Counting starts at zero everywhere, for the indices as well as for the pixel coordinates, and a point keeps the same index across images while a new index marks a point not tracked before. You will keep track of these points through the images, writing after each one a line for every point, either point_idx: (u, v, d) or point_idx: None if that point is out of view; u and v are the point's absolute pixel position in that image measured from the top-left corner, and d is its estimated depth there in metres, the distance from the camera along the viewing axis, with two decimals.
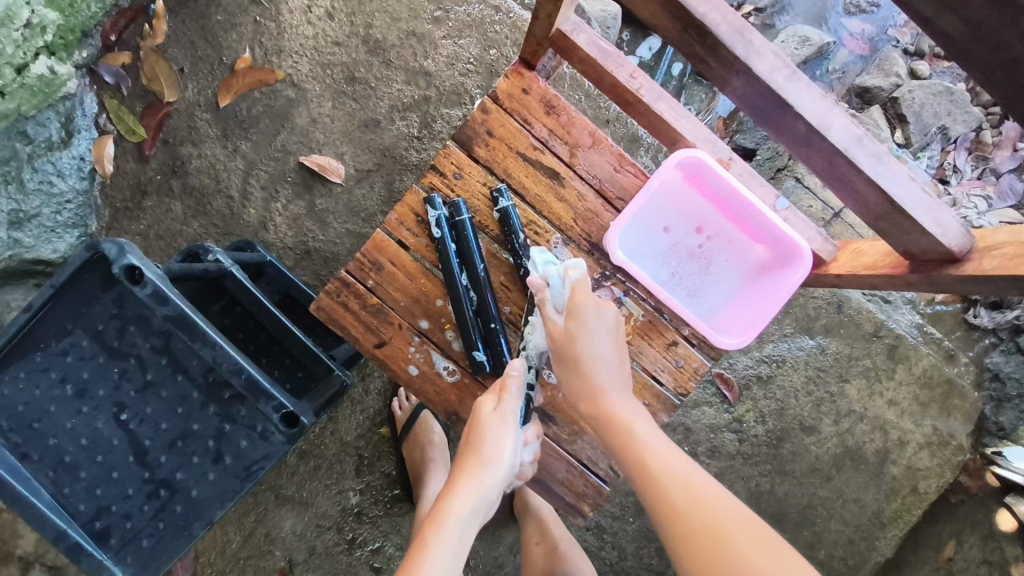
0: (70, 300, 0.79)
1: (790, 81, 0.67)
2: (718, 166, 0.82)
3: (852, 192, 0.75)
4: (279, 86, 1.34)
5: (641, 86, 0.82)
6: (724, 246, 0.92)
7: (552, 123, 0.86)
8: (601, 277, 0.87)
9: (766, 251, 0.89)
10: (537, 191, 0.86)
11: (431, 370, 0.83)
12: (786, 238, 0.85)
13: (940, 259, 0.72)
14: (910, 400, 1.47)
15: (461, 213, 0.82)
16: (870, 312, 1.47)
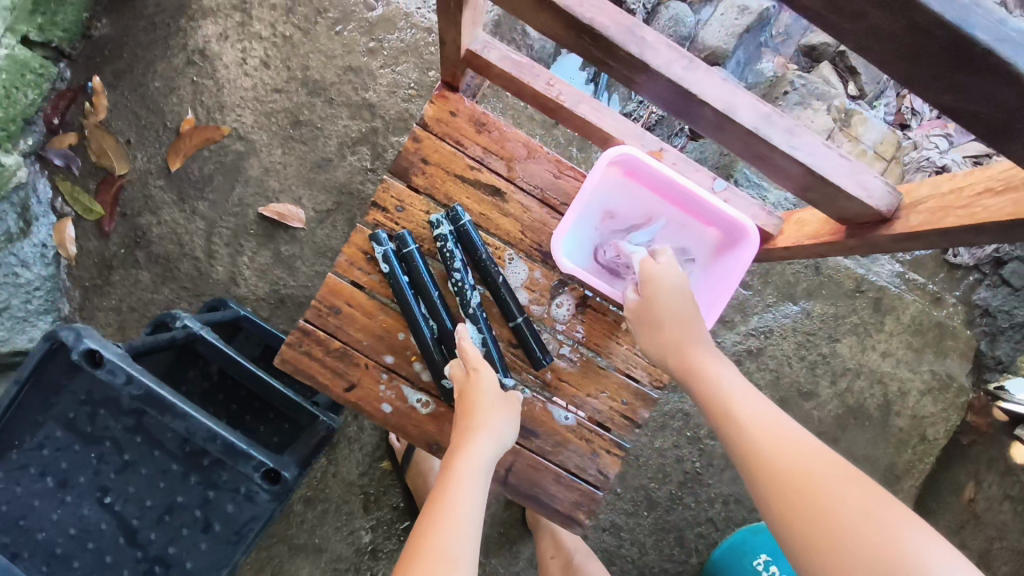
0: (35, 393, 0.79)
1: (689, 72, 0.67)
2: (650, 158, 0.83)
3: (775, 169, 0.75)
4: (226, 141, 1.34)
5: (560, 93, 0.82)
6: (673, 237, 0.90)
7: (485, 141, 0.86)
8: (559, 284, 0.87)
9: (715, 234, 0.88)
10: (481, 211, 0.86)
11: (404, 405, 0.83)
12: (730, 218, 0.84)
13: (872, 221, 0.73)
14: (904, 349, 1.46)
15: (407, 245, 0.82)
16: (849, 269, 1.46)
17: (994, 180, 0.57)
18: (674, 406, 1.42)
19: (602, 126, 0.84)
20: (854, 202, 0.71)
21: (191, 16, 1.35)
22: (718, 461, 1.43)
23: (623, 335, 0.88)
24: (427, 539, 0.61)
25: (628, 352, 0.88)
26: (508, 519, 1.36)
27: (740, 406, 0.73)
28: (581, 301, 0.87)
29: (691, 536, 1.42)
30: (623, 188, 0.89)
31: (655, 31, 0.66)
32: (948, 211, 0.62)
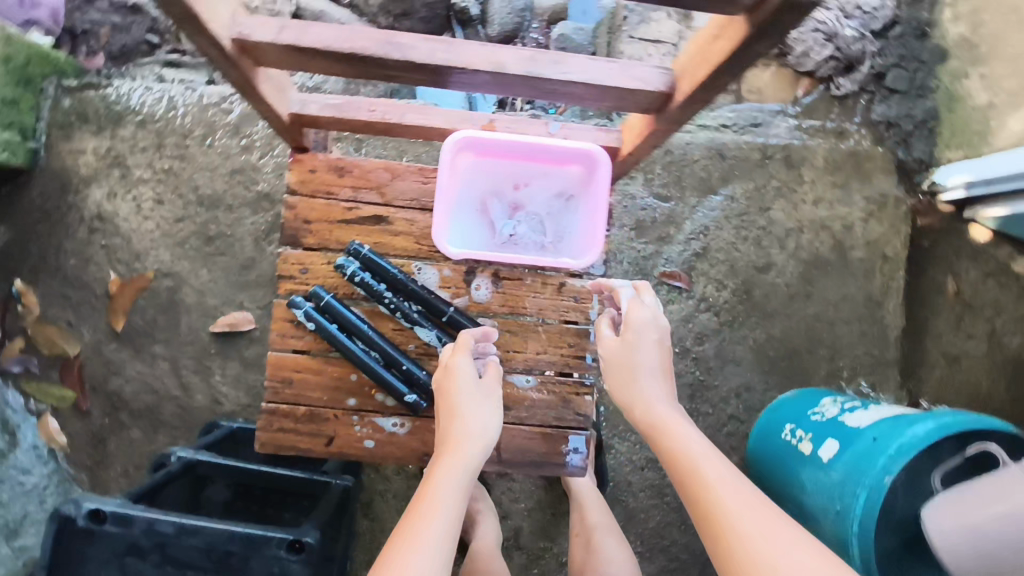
0: (62, 570, 0.84)
1: (449, 52, 0.71)
2: (483, 132, 0.89)
3: (569, 98, 0.79)
4: (155, 283, 1.40)
5: (384, 113, 0.89)
6: (541, 189, 0.99)
7: (351, 180, 0.93)
8: (468, 274, 0.95)
9: (575, 167, 0.96)
10: (375, 240, 0.92)
11: (382, 434, 0.88)
12: (572, 149, 0.91)
13: (663, 99, 0.78)
14: (831, 190, 1.53)
15: (323, 298, 0.88)
16: (750, 142, 1.52)
17: (717, 33, 0.64)
18: None
19: (435, 125, 0.91)
20: (640, 95, 0.76)
21: (75, 189, 1.41)
22: (714, 362, 1.49)
23: (542, 289, 0.96)
24: (396, 542, 0.67)
25: (552, 301, 0.96)
26: (556, 499, 1.44)
27: (700, 456, 0.77)
28: (493, 281, 0.95)
29: (721, 437, 1.48)
30: (479, 164, 0.98)
31: (404, 31, 0.70)
32: (702, 70, 0.68)
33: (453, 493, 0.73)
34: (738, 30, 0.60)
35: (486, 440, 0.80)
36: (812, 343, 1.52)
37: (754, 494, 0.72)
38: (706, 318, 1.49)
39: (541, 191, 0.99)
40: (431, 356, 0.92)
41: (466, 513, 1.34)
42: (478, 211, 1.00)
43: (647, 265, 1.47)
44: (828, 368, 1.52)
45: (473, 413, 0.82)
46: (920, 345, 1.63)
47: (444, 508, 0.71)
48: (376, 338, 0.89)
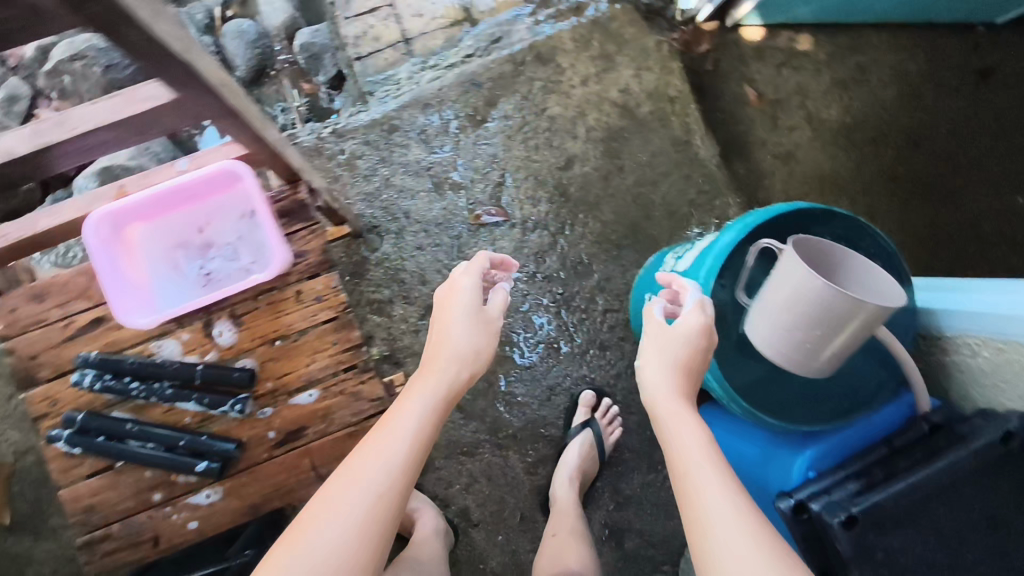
0: None
1: None
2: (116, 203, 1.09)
3: (104, 147, 0.88)
4: (25, 462, 1.41)
5: (35, 226, 1.05)
6: (221, 223, 1.23)
7: (59, 296, 1.13)
8: (217, 321, 1.14)
9: (226, 195, 1.20)
10: (110, 341, 1.13)
11: (197, 508, 1.08)
12: (202, 176, 1.12)
13: (178, 113, 0.84)
14: (592, 64, 1.52)
15: (75, 418, 1.08)
16: (498, 58, 1.51)
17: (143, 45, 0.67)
18: None
19: (71, 220, 1.08)
20: (166, 110, 0.84)
21: None
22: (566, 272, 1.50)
23: (284, 306, 1.15)
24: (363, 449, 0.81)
25: (299, 313, 1.15)
26: (486, 464, 1.48)
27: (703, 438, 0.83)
28: (233, 322, 1.14)
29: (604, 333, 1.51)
30: (150, 234, 1.20)
31: None
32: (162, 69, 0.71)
33: (415, 415, 0.85)
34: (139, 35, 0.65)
35: (467, 355, 0.92)
36: (646, 208, 1.52)
37: (729, 483, 0.76)
38: (538, 237, 1.50)
39: (221, 224, 1.23)
40: (202, 416, 1.12)
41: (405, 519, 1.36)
42: (175, 274, 1.23)
43: (459, 217, 1.47)
44: (672, 224, 1.52)
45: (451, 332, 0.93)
46: (751, 157, 1.61)
47: (410, 425, 0.83)
48: (147, 434, 1.09)
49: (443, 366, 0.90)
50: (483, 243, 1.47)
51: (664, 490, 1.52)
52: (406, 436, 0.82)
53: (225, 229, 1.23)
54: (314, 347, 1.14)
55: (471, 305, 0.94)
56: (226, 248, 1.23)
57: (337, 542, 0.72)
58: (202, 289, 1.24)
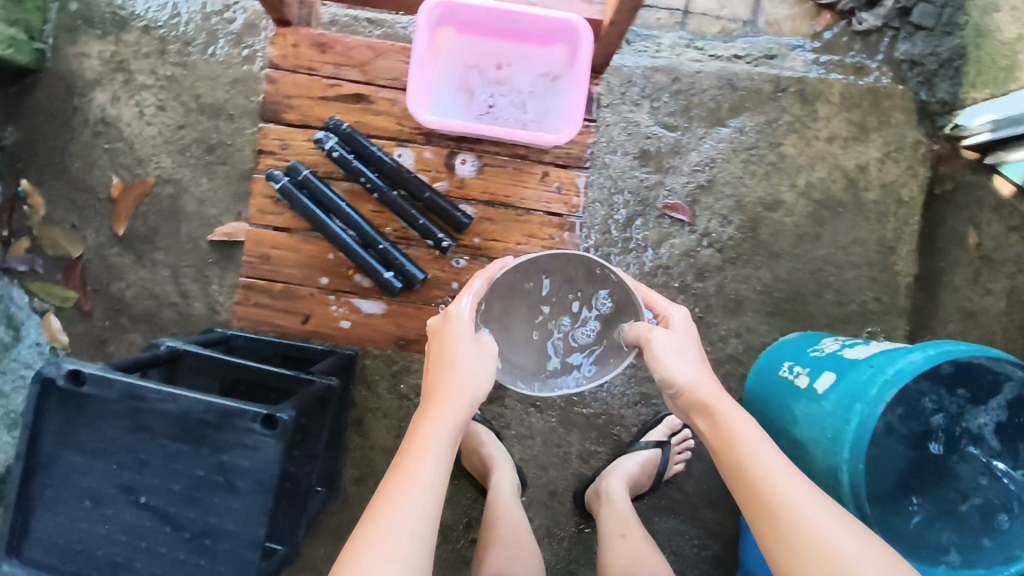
0: (53, 411, 0.89)
1: None
2: (463, 2, 1.00)
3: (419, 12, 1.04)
4: (157, 189, 1.40)
5: None
6: (524, 67, 1.11)
7: (333, 57, 1.20)
8: (455, 154, 1.21)
9: (557, 47, 1.09)
10: (349, 114, 1.20)
11: (354, 314, 1.25)
12: (553, 118, 1.10)
13: None
14: (847, 129, 1.45)
15: (299, 172, 1.16)
16: (763, 74, 1.44)
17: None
18: (653, 267, 1.43)
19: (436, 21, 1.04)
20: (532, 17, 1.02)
21: (80, 92, 1.39)
22: (716, 302, 1.45)
23: (527, 178, 1.22)
24: (398, 478, 0.83)
25: (536, 193, 1.22)
26: (549, 428, 1.47)
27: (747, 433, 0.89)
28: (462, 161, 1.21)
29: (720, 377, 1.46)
30: (471, 45, 1.11)
31: None
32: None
33: (444, 442, 0.88)
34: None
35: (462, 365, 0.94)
36: (819, 286, 1.46)
37: (805, 487, 0.81)
38: (708, 255, 1.44)
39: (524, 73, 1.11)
40: (379, 223, 1.21)
41: (477, 461, 1.37)
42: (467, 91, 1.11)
43: (650, 195, 1.42)
44: (835, 314, 1.46)
45: (468, 369, 0.93)
46: (935, 297, 1.55)
47: (439, 453, 0.87)
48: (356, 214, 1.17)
49: (463, 392, 0.92)
50: (656, 231, 1.43)
51: (691, 544, 1.48)
52: (438, 466, 0.86)
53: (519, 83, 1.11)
54: (535, 231, 1.22)
55: (467, 349, 0.94)
56: (519, 93, 1.10)
57: (400, 550, 0.77)
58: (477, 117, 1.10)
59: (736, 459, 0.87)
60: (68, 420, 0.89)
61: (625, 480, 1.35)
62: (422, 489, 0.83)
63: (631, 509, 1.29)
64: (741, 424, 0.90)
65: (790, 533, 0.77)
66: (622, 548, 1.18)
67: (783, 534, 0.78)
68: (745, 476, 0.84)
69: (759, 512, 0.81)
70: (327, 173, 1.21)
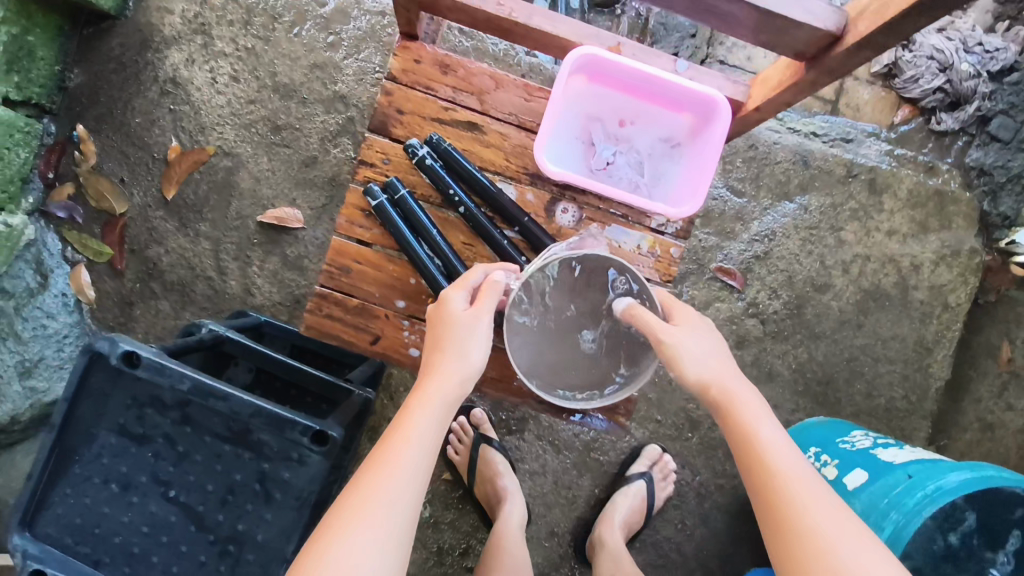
0: (96, 386, 0.85)
1: None
2: (611, 55, 0.75)
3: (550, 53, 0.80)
4: (214, 159, 1.37)
5: (512, 9, 0.75)
6: (650, 129, 0.83)
7: (453, 80, 0.86)
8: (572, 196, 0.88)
9: (690, 117, 0.81)
10: (463, 144, 0.86)
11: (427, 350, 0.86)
12: (693, 191, 0.78)
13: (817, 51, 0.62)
14: (908, 225, 1.45)
15: (398, 191, 0.84)
16: (836, 156, 1.44)
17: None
18: None
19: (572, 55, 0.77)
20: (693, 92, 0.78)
21: (155, 47, 1.37)
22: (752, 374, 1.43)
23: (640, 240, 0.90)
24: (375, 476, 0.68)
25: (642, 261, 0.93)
26: (562, 469, 1.44)
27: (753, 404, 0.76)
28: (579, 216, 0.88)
29: None
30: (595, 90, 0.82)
31: None
32: (890, 6, 0.53)
33: (437, 416, 0.72)
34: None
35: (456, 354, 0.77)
36: (853, 375, 1.45)
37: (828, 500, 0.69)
38: (752, 325, 1.43)
39: (652, 133, 0.84)
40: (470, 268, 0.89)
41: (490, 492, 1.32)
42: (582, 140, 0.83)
43: (705, 257, 1.42)
44: (864, 405, 1.45)
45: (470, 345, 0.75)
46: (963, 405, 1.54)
47: (430, 431, 0.72)
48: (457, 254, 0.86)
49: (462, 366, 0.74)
50: (705, 293, 1.43)
51: None
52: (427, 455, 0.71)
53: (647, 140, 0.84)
54: None
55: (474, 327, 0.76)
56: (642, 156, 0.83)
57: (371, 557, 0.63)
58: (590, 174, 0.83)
59: (748, 447, 0.73)
60: (110, 398, 0.85)
61: (623, 514, 1.32)
62: (407, 478, 0.68)
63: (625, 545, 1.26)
64: (748, 399, 0.76)
65: (803, 544, 0.66)
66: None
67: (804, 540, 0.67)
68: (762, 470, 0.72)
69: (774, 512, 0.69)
70: (427, 199, 0.87)
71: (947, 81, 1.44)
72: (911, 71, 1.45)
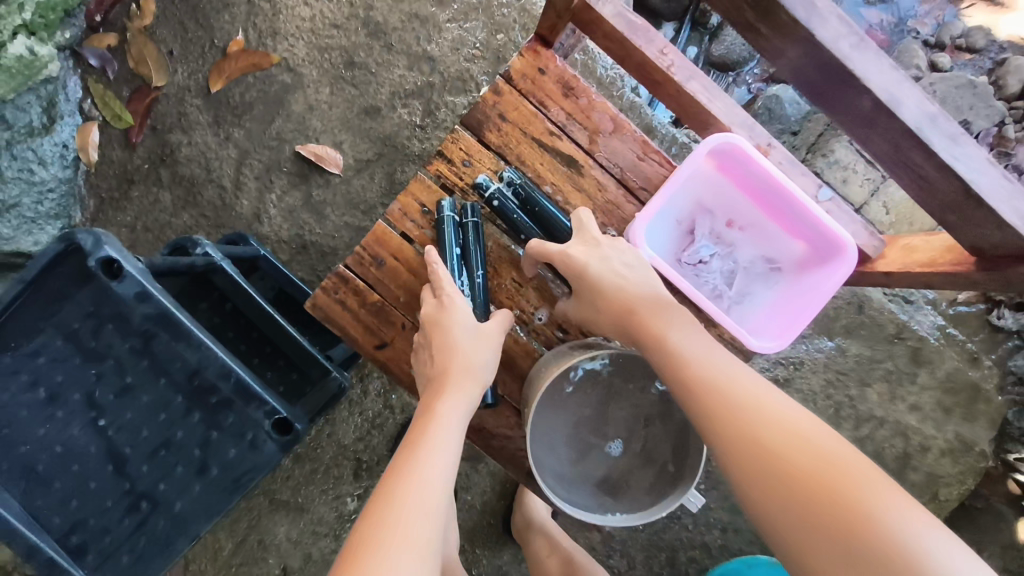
0: (60, 279, 0.74)
1: (634, 27, 0.66)
2: (758, 155, 0.66)
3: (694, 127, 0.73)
4: (274, 70, 1.26)
5: (672, 64, 0.66)
6: (757, 242, 0.74)
7: (571, 107, 0.77)
8: None
9: (805, 247, 0.72)
10: (554, 181, 0.77)
11: None
12: (784, 327, 0.70)
13: (1015, 255, 0.56)
14: (932, 406, 1.39)
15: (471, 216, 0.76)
16: (892, 312, 1.37)
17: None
18: None
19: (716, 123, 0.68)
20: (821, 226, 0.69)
21: None
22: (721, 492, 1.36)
23: None
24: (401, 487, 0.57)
25: None
26: (503, 515, 1.35)
27: (726, 383, 0.62)
28: None
29: (683, 559, 1.38)
30: (717, 179, 0.73)
31: (608, 6, 0.65)
32: None
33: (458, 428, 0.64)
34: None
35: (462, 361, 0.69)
36: None
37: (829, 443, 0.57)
38: None
39: (756, 244, 0.74)
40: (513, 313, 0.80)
41: None
42: (680, 222, 0.74)
43: None
44: None
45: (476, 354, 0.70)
46: None
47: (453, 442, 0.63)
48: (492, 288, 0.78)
49: (477, 376, 0.68)
50: None
51: None
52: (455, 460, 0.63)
53: (749, 251, 0.75)
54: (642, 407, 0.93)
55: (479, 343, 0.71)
56: (738, 265, 0.74)
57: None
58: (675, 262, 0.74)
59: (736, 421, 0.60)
60: (70, 298, 0.74)
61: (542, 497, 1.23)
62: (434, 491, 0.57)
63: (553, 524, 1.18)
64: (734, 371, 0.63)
65: (839, 509, 0.51)
66: (557, 567, 1.12)
67: (845, 539, 0.50)
68: (752, 452, 0.57)
69: (802, 493, 0.54)
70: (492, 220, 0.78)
71: None
72: None
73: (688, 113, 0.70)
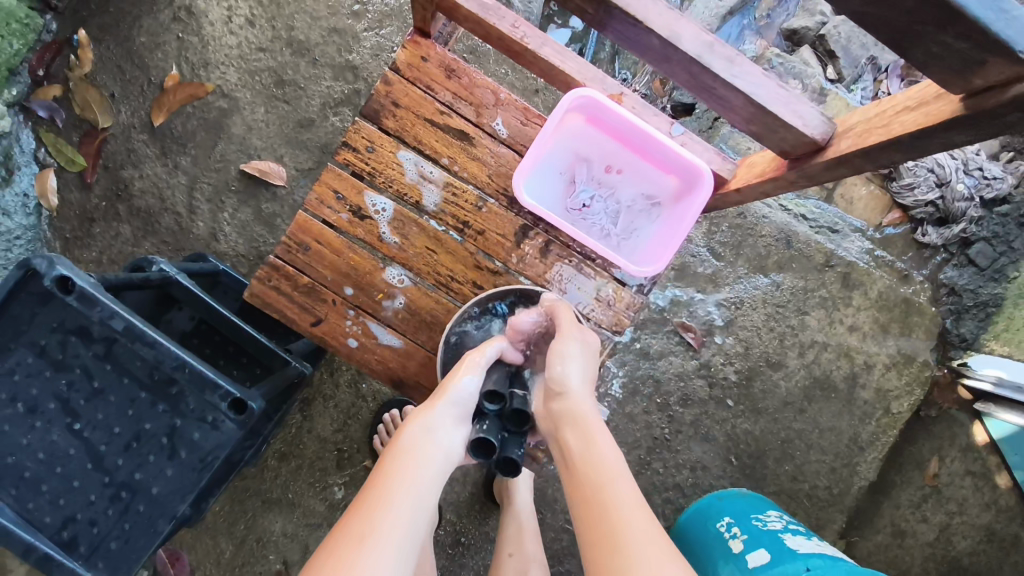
0: (25, 302, 0.82)
1: (486, 9, 0.82)
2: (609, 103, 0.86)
3: (563, 85, 0.90)
4: (210, 98, 1.35)
5: (524, 35, 0.83)
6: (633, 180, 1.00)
7: (455, 87, 0.94)
8: (527, 227, 0.95)
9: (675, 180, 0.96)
10: (450, 153, 0.94)
11: (369, 338, 0.94)
12: (656, 249, 0.96)
13: (811, 151, 0.72)
14: (871, 325, 1.48)
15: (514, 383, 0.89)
16: (819, 244, 1.47)
17: (912, 98, 0.58)
18: (645, 372, 1.44)
19: (568, 72, 0.86)
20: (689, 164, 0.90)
21: None
22: (685, 435, 1.45)
23: (588, 277, 0.96)
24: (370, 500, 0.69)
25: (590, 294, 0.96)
26: (483, 482, 1.43)
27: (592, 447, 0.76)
28: (545, 246, 0.95)
29: (659, 501, 1.44)
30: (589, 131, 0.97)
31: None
32: (874, 133, 0.62)
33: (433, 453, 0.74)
34: (945, 106, 0.53)
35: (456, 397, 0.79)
36: (782, 456, 1.47)
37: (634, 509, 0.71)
38: (697, 382, 1.45)
39: (631, 183, 1.00)
40: (428, 276, 0.94)
41: None
42: (568, 174, 1.00)
43: (670, 308, 1.44)
44: (786, 488, 1.48)
45: (432, 432, 0.76)
46: None
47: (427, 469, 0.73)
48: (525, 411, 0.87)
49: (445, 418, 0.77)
50: (661, 343, 1.45)
51: None
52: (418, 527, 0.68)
53: (627, 189, 1.01)
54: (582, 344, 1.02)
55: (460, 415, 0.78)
56: (617, 202, 1.00)
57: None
58: (570, 209, 1.00)
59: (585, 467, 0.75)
60: (32, 317, 0.82)
61: (528, 477, 1.25)
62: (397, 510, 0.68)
63: (528, 515, 1.19)
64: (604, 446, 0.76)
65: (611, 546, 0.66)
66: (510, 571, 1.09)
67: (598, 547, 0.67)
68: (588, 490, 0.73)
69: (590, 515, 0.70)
70: (401, 196, 0.94)
71: (940, 197, 1.47)
72: (908, 178, 1.48)
73: (556, 71, 0.87)
